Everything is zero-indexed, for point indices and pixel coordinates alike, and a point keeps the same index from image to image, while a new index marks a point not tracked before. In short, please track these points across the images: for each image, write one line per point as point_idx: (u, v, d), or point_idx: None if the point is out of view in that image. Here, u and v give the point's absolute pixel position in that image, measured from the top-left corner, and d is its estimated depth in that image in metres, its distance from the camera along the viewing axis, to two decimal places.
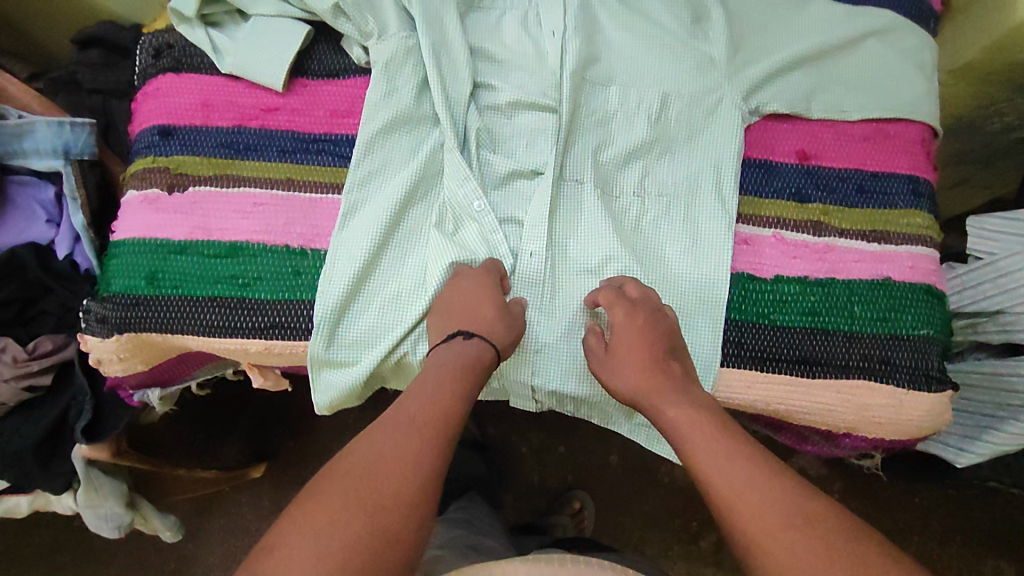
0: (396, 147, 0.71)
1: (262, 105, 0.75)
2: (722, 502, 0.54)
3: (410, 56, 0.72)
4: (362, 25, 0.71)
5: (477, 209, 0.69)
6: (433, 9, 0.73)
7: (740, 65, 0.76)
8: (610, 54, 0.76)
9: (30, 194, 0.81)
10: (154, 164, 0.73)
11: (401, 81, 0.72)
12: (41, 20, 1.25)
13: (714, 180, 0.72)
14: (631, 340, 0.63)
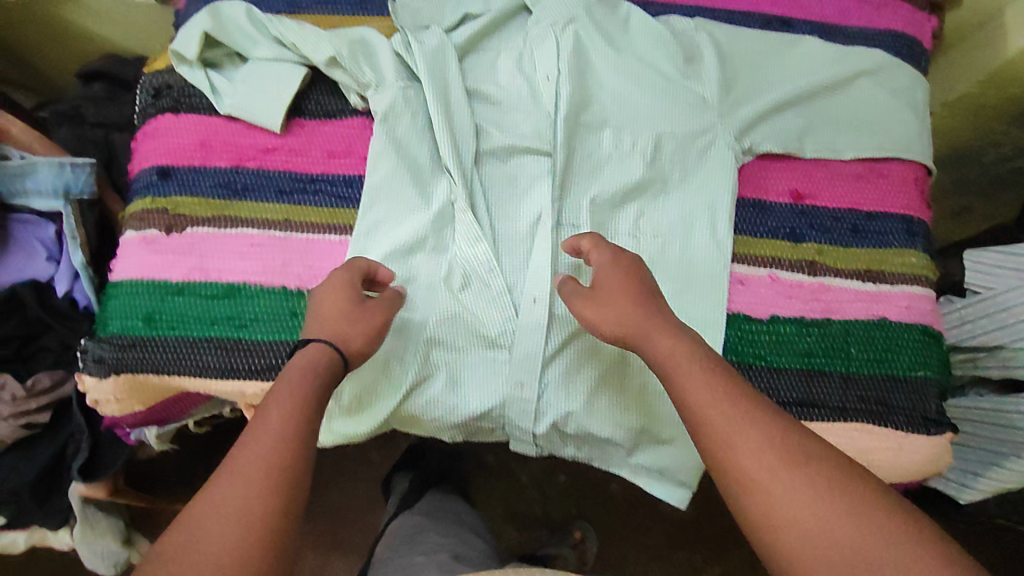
0: (405, 195, 0.72)
1: (260, 146, 0.76)
2: (716, 443, 0.55)
3: (407, 101, 0.73)
4: (359, 76, 0.73)
5: (486, 269, 0.70)
6: (434, 59, 0.75)
7: (731, 106, 0.77)
8: (602, 97, 0.77)
9: (31, 232, 0.82)
10: (153, 205, 0.73)
11: (401, 129, 0.73)
12: (51, 52, 1.28)
13: (709, 220, 0.73)
14: (618, 278, 0.63)
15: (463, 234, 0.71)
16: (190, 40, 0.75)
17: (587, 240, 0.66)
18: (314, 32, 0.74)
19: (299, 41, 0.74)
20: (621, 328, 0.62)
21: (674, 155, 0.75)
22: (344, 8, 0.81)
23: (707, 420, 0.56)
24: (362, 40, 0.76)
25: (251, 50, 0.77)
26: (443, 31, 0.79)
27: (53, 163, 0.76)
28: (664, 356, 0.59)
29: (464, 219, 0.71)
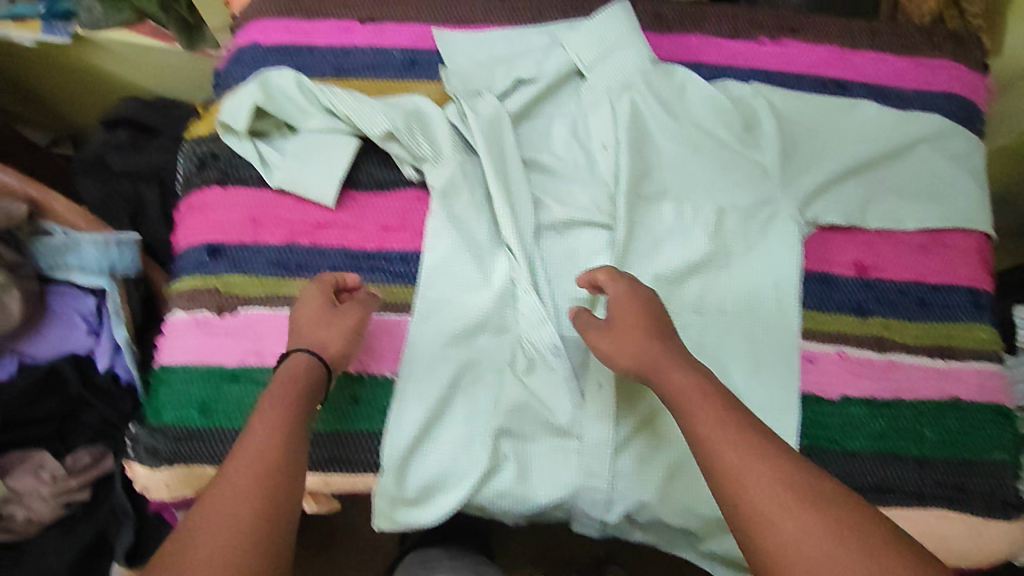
0: (468, 275, 0.71)
1: (313, 220, 0.74)
2: (727, 477, 0.52)
3: (467, 175, 0.72)
4: (415, 148, 0.71)
5: (552, 354, 0.68)
6: (491, 130, 0.73)
7: (792, 175, 0.75)
8: (661, 167, 0.75)
9: (68, 302, 0.79)
10: (204, 284, 0.71)
11: (459, 206, 0.72)
12: (71, 91, 1.25)
13: (775, 298, 0.72)
14: (624, 306, 0.63)
15: (526, 317, 0.70)
16: (239, 112, 0.72)
17: (604, 271, 0.65)
18: (368, 104, 0.71)
19: (353, 113, 0.72)
20: (644, 363, 0.60)
21: (737, 227, 0.74)
22: (394, 72, 0.78)
23: (720, 458, 0.53)
24: (415, 109, 0.73)
25: (300, 119, 0.75)
26: (497, 98, 0.76)
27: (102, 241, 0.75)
28: (677, 395, 0.58)
29: (528, 300, 0.70)
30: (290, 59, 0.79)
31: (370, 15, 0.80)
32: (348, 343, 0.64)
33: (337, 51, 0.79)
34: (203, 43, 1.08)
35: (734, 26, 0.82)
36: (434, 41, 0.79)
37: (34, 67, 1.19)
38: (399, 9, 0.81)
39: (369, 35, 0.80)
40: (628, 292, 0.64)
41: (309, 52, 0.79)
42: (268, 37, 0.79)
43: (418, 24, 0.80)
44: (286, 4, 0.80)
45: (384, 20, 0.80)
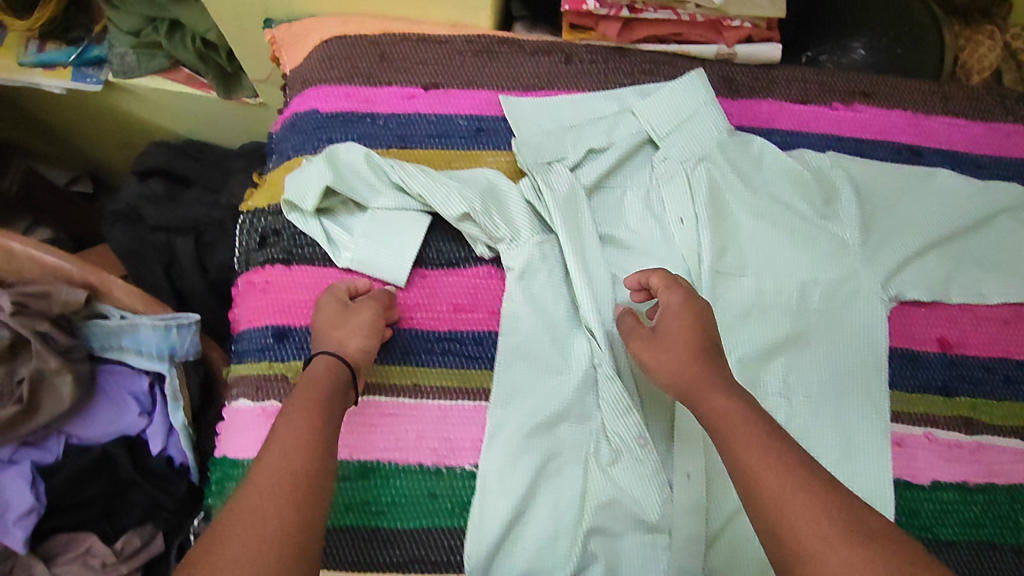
0: (549, 358, 0.68)
1: (382, 300, 0.70)
2: (770, 509, 0.51)
3: (542, 254, 0.70)
4: (492, 230, 0.69)
5: (639, 442, 0.66)
6: (567, 205, 0.71)
7: (875, 249, 0.73)
8: (740, 241, 0.73)
9: (121, 383, 0.75)
10: (270, 371, 0.68)
11: (536, 287, 0.70)
12: (102, 131, 1.22)
13: (862, 380, 0.70)
14: (670, 314, 0.62)
15: (609, 404, 0.67)
16: (307, 188, 0.70)
17: (660, 277, 0.65)
18: (442, 184, 0.69)
19: (426, 193, 0.69)
20: (683, 384, 0.59)
21: (821, 306, 0.72)
22: (460, 141, 0.76)
23: (764, 488, 0.52)
24: (488, 182, 0.72)
25: (370, 197, 0.71)
26: (569, 170, 0.74)
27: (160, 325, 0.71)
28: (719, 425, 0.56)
29: (612, 388, 0.67)
30: (353, 128, 0.76)
31: (434, 82, 0.77)
32: (371, 340, 0.65)
33: (400, 119, 0.76)
34: (240, 90, 1.04)
35: (805, 90, 0.80)
36: (501, 108, 0.77)
37: (59, 110, 1.15)
38: (465, 75, 0.78)
39: (432, 102, 0.77)
40: (673, 300, 0.63)
41: (372, 121, 0.76)
42: (329, 105, 0.76)
43: (483, 90, 0.78)
44: (346, 68, 0.78)
45: (449, 86, 0.77)
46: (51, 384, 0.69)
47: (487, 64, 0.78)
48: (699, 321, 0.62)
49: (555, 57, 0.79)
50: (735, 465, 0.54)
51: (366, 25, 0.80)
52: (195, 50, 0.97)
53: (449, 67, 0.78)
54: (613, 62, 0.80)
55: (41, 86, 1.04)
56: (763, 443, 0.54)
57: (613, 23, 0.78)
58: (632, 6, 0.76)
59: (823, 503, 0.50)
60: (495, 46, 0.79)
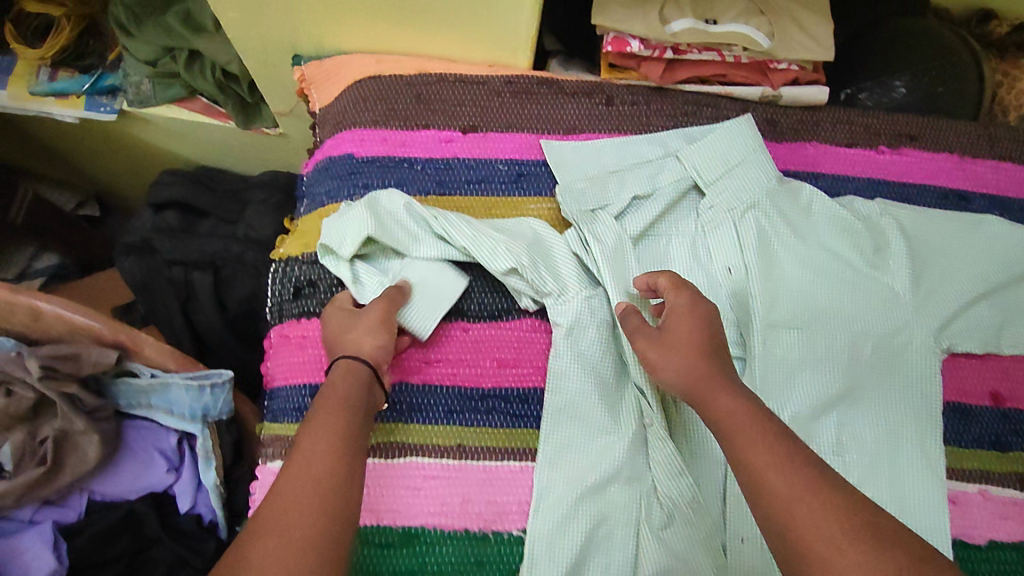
0: (600, 418, 0.66)
1: (424, 356, 0.69)
2: (778, 512, 0.48)
3: (591, 310, 0.68)
4: (539, 285, 0.67)
5: (693, 506, 0.64)
6: (613, 255, 0.69)
7: (926, 300, 0.72)
8: (790, 292, 0.71)
9: (148, 438, 0.73)
10: None
11: (583, 344, 0.68)
12: (114, 156, 1.18)
13: (917, 437, 0.68)
14: (678, 316, 0.61)
15: (660, 465, 0.65)
16: (346, 233, 0.68)
17: (665, 277, 0.64)
18: (488, 238, 0.67)
19: (474, 247, 0.67)
20: (689, 386, 0.57)
21: (871, 360, 0.70)
22: (499, 187, 0.74)
23: (770, 492, 0.49)
24: (536, 234, 0.71)
25: (409, 248, 0.70)
26: (613, 218, 0.72)
27: (191, 385, 0.68)
28: (724, 424, 0.54)
29: (662, 449, 0.65)
30: (390, 174, 0.73)
31: (473, 124, 0.75)
32: (384, 337, 0.63)
33: (439, 163, 0.74)
34: (259, 119, 1.00)
35: (850, 132, 0.78)
36: (542, 152, 0.75)
37: (70, 136, 1.12)
38: (505, 117, 0.76)
39: (471, 146, 0.75)
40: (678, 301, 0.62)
41: (410, 166, 0.74)
42: (365, 149, 0.74)
43: (523, 133, 0.76)
44: (381, 110, 0.75)
45: (488, 130, 0.75)
46: (76, 442, 0.66)
47: (526, 105, 0.76)
48: (703, 326, 0.59)
49: (595, 98, 0.78)
50: (741, 467, 0.52)
51: (401, 65, 0.78)
52: (214, 80, 0.93)
53: (487, 110, 0.76)
54: (655, 103, 0.78)
55: (53, 115, 1.01)
56: (770, 444, 0.51)
57: (655, 64, 0.75)
58: (677, 47, 0.73)
59: (832, 505, 0.48)
60: (534, 86, 0.77)
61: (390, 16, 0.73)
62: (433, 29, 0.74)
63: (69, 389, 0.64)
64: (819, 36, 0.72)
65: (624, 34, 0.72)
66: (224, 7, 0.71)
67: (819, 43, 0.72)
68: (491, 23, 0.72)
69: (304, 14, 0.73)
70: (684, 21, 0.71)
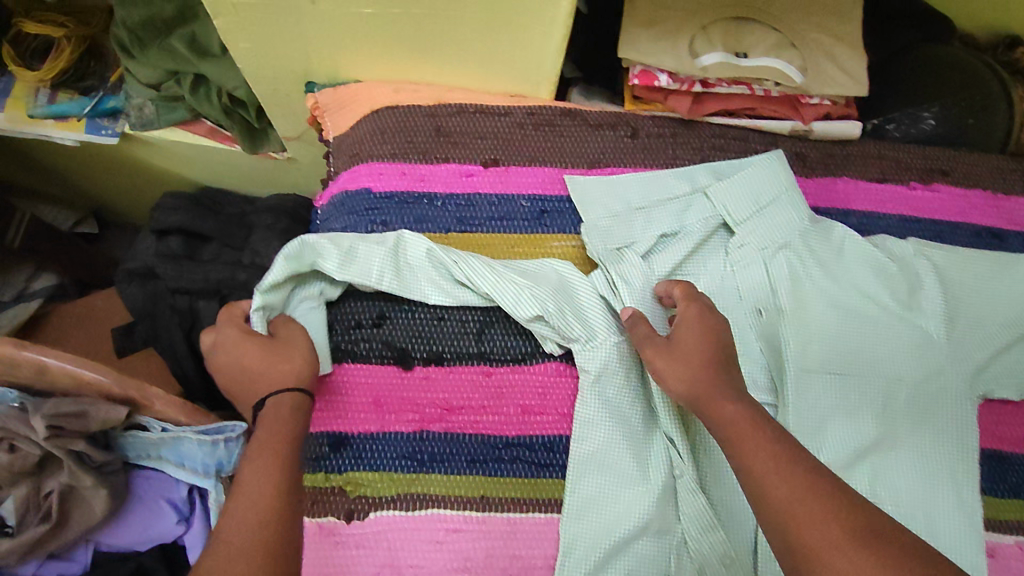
0: (633, 468, 0.64)
1: (445, 403, 0.66)
2: (778, 514, 0.46)
3: (619, 355, 0.66)
4: (566, 330, 0.65)
5: (726, 560, 0.62)
6: (642, 296, 0.66)
7: (961, 343, 0.70)
8: (823, 334, 0.69)
9: (158, 489, 0.70)
10: (327, 482, 0.63)
11: (611, 392, 0.65)
12: (115, 176, 1.15)
13: (952, 486, 0.66)
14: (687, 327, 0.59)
15: (690, 519, 0.63)
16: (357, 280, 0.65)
17: (682, 288, 0.63)
18: (514, 286, 0.65)
19: (498, 295, 0.65)
20: (693, 395, 0.55)
21: (907, 406, 0.68)
22: (521, 224, 0.71)
23: (770, 497, 0.47)
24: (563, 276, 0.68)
25: (425, 294, 0.67)
26: (641, 257, 0.69)
27: (204, 440, 0.67)
28: (732, 433, 0.52)
29: (692, 501, 0.63)
30: (408, 210, 0.70)
31: (494, 158, 0.73)
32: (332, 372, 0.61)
33: (459, 199, 0.71)
34: (265, 144, 0.97)
35: (881, 167, 0.76)
36: (565, 187, 0.73)
37: (70, 157, 1.08)
38: (528, 151, 0.73)
39: (492, 181, 0.72)
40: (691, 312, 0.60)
41: (429, 202, 0.71)
42: (382, 184, 0.71)
43: (546, 166, 0.73)
44: (400, 143, 0.72)
45: (509, 164, 0.73)
46: (84, 497, 0.65)
47: (548, 138, 0.74)
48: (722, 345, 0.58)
49: (620, 130, 0.75)
50: (743, 472, 0.50)
51: (419, 96, 0.75)
52: (220, 105, 0.90)
53: (509, 143, 0.73)
54: (681, 135, 0.75)
55: (52, 138, 0.97)
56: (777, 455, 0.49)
57: (683, 97, 0.73)
58: (706, 81, 0.71)
59: (836, 510, 0.45)
60: (556, 118, 0.75)
61: (409, 48, 0.70)
62: (455, 60, 0.72)
63: (77, 447, 0.62)
64: (852, 70, 0.71)
65: (653, 68, 0.70)
66: (236, 37, 0.68)
67: (850, 75, 0.71)
68: (515, 55, 0.70)
69: (319, 46, 0.70)
70: (716, 56, 0.68)
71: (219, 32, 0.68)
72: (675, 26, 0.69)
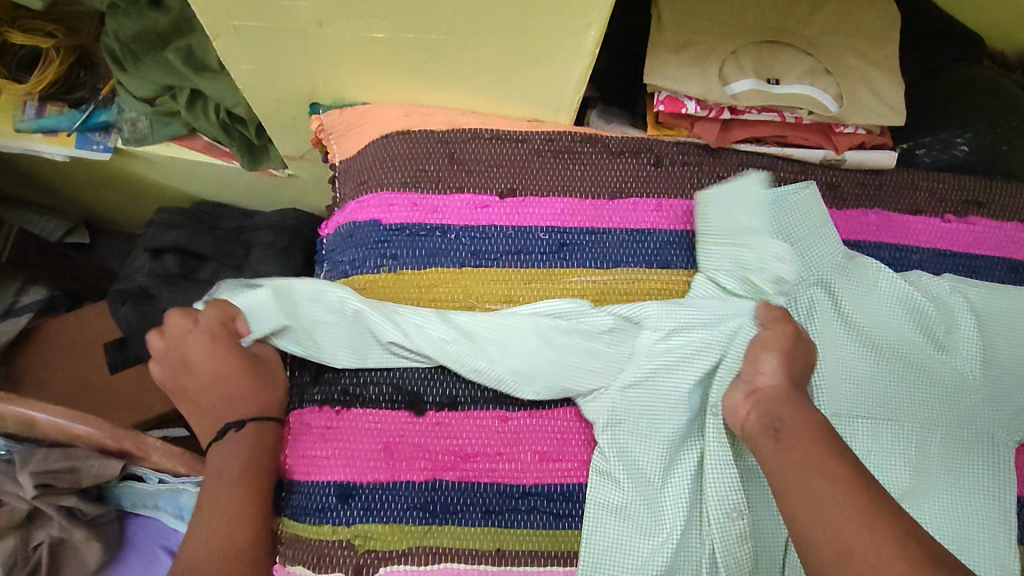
0: (667, 505, 0.60)
1: (459, 450, 0.62)
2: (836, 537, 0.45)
3: (644, 394, 0.62)
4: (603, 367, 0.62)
5: None
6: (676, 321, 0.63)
7: (997, 385, 0.67)
8: (856, 374, 0.65)
9: (153, 536, 0.69)
10: (334, 535, 0.59)
11: (641, 432, 0.62)
12: (108, 189, 1.11)
13: (992, 538, 0.63)
14: (760, 355, 0.60)
15: (724, 558, 0.59)
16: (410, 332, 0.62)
17: (773, 308, 0.63)
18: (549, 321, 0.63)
19: (555, 358, 0.62)
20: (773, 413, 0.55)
21: (941, 456, 0.64)
22: (539, 258, 0.67)
23: (829, 520, 0.46)
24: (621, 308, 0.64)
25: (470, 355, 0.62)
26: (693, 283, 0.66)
27: None
28: (802, 463, 0.50)
29: (723, 545, 0.59)
30: (420, 243, 0.67)
31: (510, 188, 0.69)
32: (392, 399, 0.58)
33: (474, 232, 0.67)
34: (267, 161, 0.93)
35: (914, 198, 0.73)
36: (585, 218, 0.69)
37: (62, 169, 1.04)
38: (546, 180, 0.69)
39: (508, 213, 0.68)
40: (777, 331, 0.61)
41: (441, 234, 0.67)
42: (392, 214, 0.67)
43: (566, 196, 0.69)
44: (411, 170, 0.68)
45: (527, 193, 0.69)
46: (77, 550, 0.64)
47: (567, 166, 0.70)
48: (777, 365, 0.58)
49: (642, 158, 0.71)
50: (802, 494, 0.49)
51: (431, 120, 0.71)
52: (219, 122, 0.86)
53: (527, 171, 0.69)
54: (707, 164, 0.72)
55: (42, 153, 0.93)
56: (811, 469, 0.50)
57: (709, 125, 0.70)
58: (735, 107, 0.68)
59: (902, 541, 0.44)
60: (575, 144, 0.71)
61: (422, 73, 0.67)
62: (471, 84, 0.68)
63: (67, 502, 0.60)
64: (890, 98, 0.67)
65: (681, 95, 0.66)
66: (238, 59, 0.64)
67: (889, 105, 0.67)
68: (535, 80, 0.66)
69: (326, 68, 0.66)
70: (748, 81, 0.65)
71: (219, 53, 0.63)
72: (704, 51, 0.65)
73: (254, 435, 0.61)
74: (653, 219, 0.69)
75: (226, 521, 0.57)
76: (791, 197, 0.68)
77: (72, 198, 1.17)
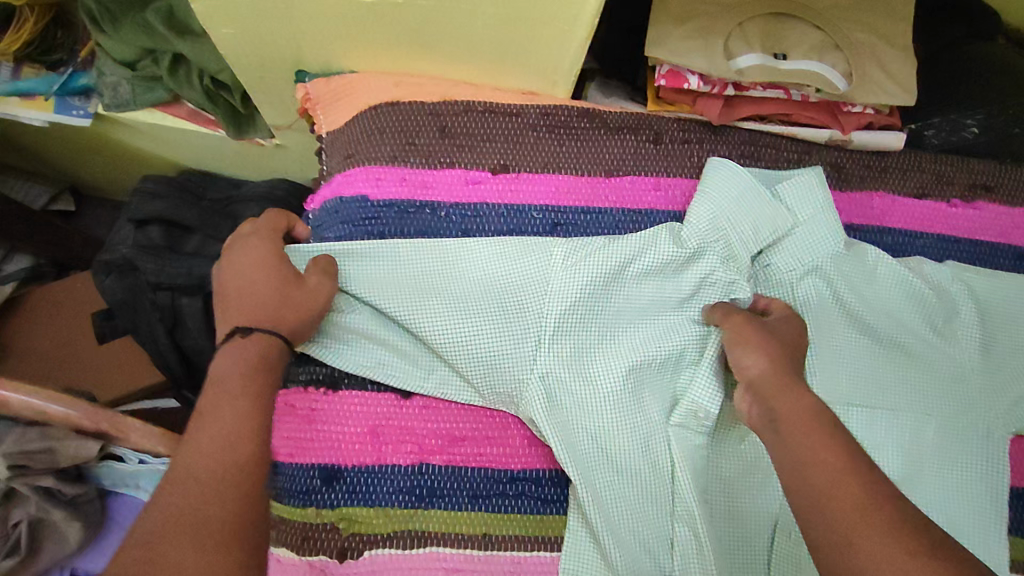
0: (631, 469, 0.59)
1: (446, 433, 0.60)
2: (846, 536, 0.42)
3: (615, 356, 0.61)
4: (572, 332, 0.61)
5: None
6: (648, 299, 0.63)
7: (995, 373, 0.66)
8: (851, 359, 0.64)
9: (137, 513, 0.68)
10: (319, 519, 0.58)
11: (603, 400, 0.60)
12: (90, 156, 1.08)
13: (990, 530, 0.61)
14: (749, 335, 0.55)
15: (681, 527, 0.58)
16: (377, 337, 0.62)
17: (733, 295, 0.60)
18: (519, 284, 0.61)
19: (522, 313, 0.61)
20: None
21: (937, 444, 0.63)
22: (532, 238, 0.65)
23: (835, 516, 0.43)
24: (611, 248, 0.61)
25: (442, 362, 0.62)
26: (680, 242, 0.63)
27: None
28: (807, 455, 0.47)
29: (693, 509, 0.58)
30: (408, 221, 0.64)
31: (503, 164, 0.66)
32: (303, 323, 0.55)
33: (464, 210, 0.65)
34: (253, 130, 0.90)
35: (921, 180, 0.71)
36: (580, 198, 0.66)
37: (42, 135, 1.01)
38: (541, 157, 0.67)
39: (501, 190, 0.66)
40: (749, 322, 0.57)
41: (430, 212, 0.65)
42: (381, 190, 0.65)
43: (560, 174, 0.67)
44: (400, 144, 0.66)
45: (521, 170, 0.67)
46: (56, 529, 0.62)
47: (563, 142, 0.67)
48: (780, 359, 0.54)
49: (641, 134, 0.68)
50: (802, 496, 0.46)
51: (422, 91, 0.69)
52: (202, 88, 0.82)
53: (521, 147, 0.67)
54: (707, 142, 0.69)
55: (20, 117, 0.90)
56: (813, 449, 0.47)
57: (713, 101, 0.66)
58: (739, 82, 0.65)
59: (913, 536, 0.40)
60: (572, 119, 0.68)
61: (411, 42, 0.64)
62: (463, 52, 0.65)
63: (46, 482, 0.59)
64: (900, 76, 0.64)
65: (682, 68, 0.64)
66: (218, 22, 0.61)
67: (899, 84, 0.64)
68: (530, 51, 0.63)
69: (312, 34, 0.63)
70: (753, 56, 0.62)
71: (199, 17, 0.60)
72: (708, 22, 0.62)
73: (254, 355, 0.51)
74: (650, 199, 0.67)
75: (238, 439, 0.45)
76: (789, 182, 0.67)
77: (54, 166, 1.15)
